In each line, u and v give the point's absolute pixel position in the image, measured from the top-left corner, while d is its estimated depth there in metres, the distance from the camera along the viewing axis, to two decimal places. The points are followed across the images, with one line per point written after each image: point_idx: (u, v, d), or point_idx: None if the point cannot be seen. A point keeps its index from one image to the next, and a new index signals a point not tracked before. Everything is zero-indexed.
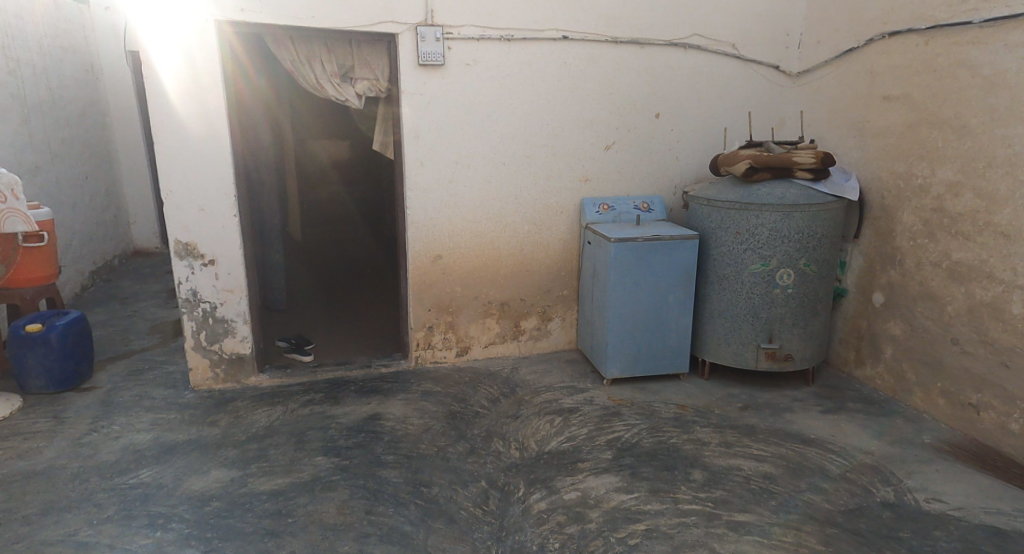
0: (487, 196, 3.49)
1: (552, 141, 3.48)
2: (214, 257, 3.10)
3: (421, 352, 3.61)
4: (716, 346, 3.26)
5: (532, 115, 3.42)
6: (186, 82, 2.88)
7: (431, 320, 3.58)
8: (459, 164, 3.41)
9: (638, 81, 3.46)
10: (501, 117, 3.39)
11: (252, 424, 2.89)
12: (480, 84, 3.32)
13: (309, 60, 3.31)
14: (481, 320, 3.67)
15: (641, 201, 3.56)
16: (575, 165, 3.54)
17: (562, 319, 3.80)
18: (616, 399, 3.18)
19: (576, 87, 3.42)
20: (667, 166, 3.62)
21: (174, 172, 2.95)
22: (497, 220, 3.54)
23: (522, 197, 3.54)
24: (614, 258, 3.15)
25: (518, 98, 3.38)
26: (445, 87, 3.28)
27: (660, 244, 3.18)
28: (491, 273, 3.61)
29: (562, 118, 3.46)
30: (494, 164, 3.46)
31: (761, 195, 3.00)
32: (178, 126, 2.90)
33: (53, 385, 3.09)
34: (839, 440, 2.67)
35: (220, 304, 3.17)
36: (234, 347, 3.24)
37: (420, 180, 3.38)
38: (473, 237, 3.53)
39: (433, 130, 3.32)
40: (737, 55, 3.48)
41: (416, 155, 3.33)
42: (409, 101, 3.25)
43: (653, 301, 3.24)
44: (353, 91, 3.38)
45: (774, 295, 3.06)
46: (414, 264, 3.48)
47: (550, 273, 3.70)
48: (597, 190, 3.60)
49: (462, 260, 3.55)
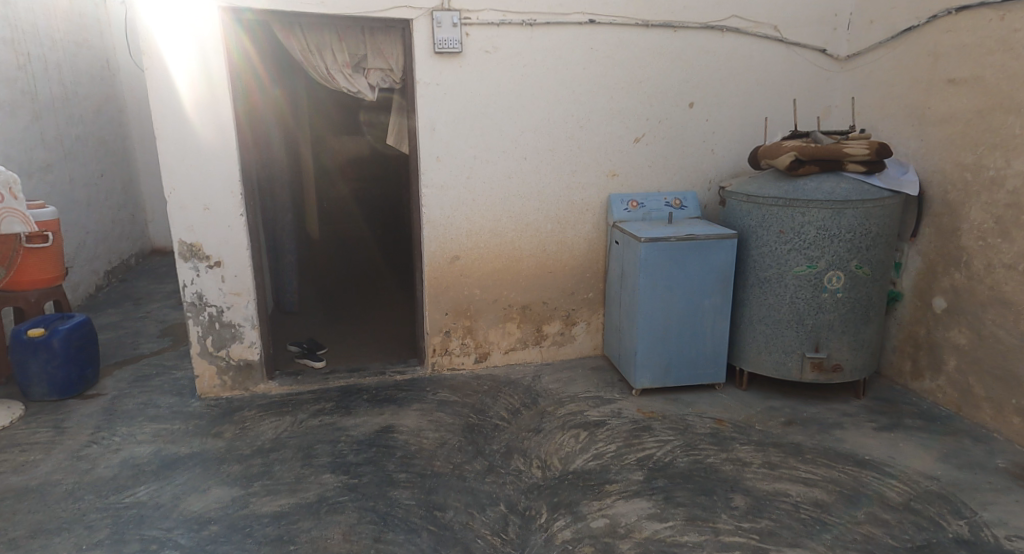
0: (508, 193, 3.28)
1: (577, 133, 3.25)
2: (220, 259, 2.95)
3: (438, 359, 3.42)
4: (756, 355, 2.99)
5: (556, 106, 3.20)
6: (188, 73, 2.72)
7: (448, 325, 3.39)
8: (477, 159, 3.20)
9: (671, 68, 3.20)
10: (522, 108, 3.17)
11: (258, 436, 2.73)
12: (500, 73, 3.10)
13: (319, 49, 3.12)
14: (501, 325, 3.46)
15: (673, 197, 3.32)
16: (601, 160, 3.31)
17: (587, 324, 3.58)
18: (646, 411, 2.94)
19: (603, 75, 3.18)
20: (701, 160, 3.36)
21: (177, 169, 2.80)
22: (518, 219, 3.33)
23: (545, 194, 3.32)
24: (644, 259, 2.92)
25: (541, 88, 3.16)
26: (463, 76, 3.07)
27: (695, 244, 2.93)
28: (512, 274, 3.40)
29: (588, 108, 3.22)
30: (515, 159, 3.24)
31: (808, 190, 2.73)
32: (180, 121, 2.75)
33: (56, 392, 2.96)
34: (900, 462, 2.40)
35: (227, 308, 3.01)
36: (242, 353, 3.09)
37: (436, 177, 3.18)
38: (492, 237, 3.32)
39: (450, 123, 3.12)
40: (780, 38, 3.20)
41: (432, 149, 3.13)
42: (425, 92, 3.05)
43: (687, 305, 3.00)
44: (366, 82, 3.21)
45: (822, 300, 2.79)
46: (430, 265, 3.28)
47: (575, 275, 3.48)
48: (625, 185, 3.36)
49: (481, 261, 3.34)
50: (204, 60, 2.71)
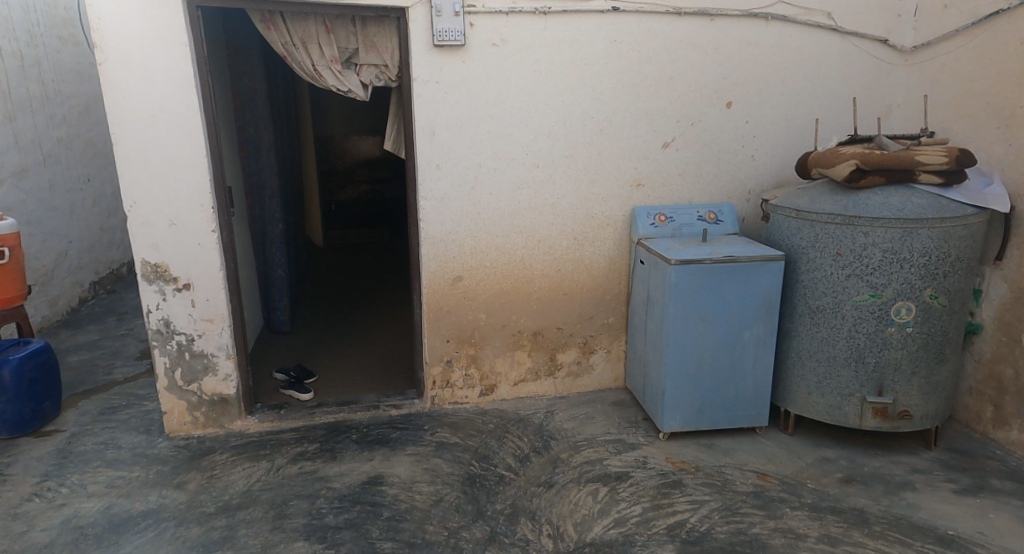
0: (517, 205, 2.89)
1: (597, 137, 2.85)
2: (189, 280, 2.59)
3: (438, 391, 3.05)
4: (805, 397, 2.56)
5: (573, 107, 2.80)
6: (147, 70, 2.35)
7: (450, 354, 3.01)
8: (483, 168, 2.81)
9: (706, 62, 2.79)
10: (534, 109, 2.78)
11: (227, 488, 2.37)
12: (509, 70, 2.72)
13: (305, 43, 2.76)
14: (509, 353, 3.08)
15: (706, 210, 2.91)
16: (624, 168, 2.90)
17: (607, 352, 3.18)
18: (675, 461, 2.53)
19: (628, 70, 2.77)
20: (739, 168, 2.95)
21: (139, 180, 2.45)
22: (529, 235, 2.94)
23: (559, 208, 2.92)
24: (674, 284, 2.51)
25: (556, 86, 2.76)
26: (466, 73, 2.69)
27: (735, 267, 2.51)
28: (522, 297, 3.01)
29: (610, 109, 2.82)
30: (525, 167, 2.85)
31: (873, 206, 2.29)
32: (140, 124, 2.40)
33: (7, 430, 2.64)
34: (993, 541, 1.96)
35: (198, 336, 2.66)
36: (216, 387, 2.73)
37: (436, 188, 2.80)
38: (499, 255, 2.94)
39: (451, 127, 2.74)
40: (834, 27, 2.77)
41: (430, 156, 2.75)
42: (422, 91, 2.67)
43: (724, 338, 2.58)
44: (357, 79, 2.84)
45: (887, 334, 2.35)
46: (429, 286, 2.91)
47: (593, 298, 3.08)
48: (652, 196, 2.95)
49: (487, 282, 2.96)
50: (167, 53, 2.35)
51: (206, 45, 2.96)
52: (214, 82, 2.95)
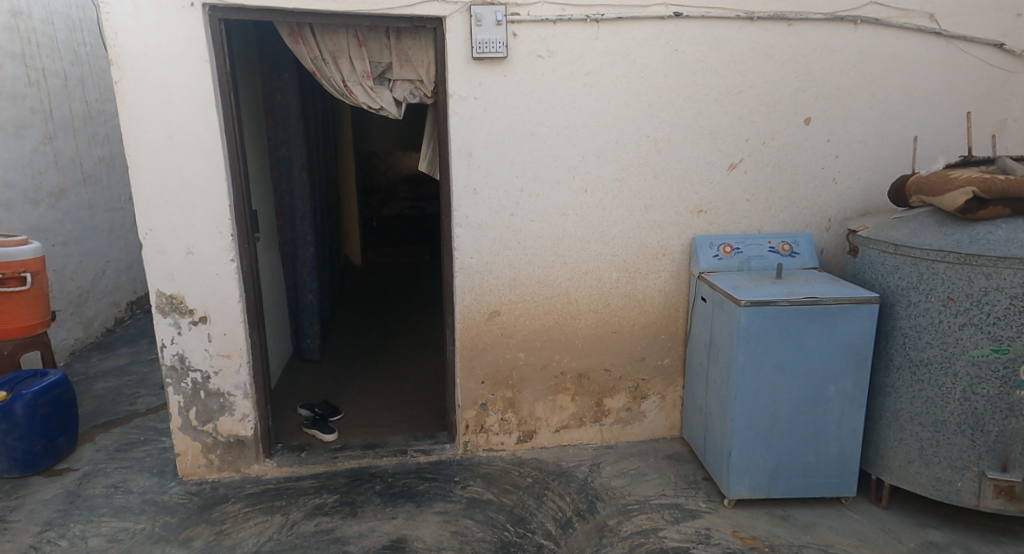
0: (563, 233, 2.60)
1: (654, 158, 2.54)
2: (205, 313, 2.40)
3: (471, 437, 2.76)
4: (904, 466, 2.15)
5: (626, 124, 2.50)
6: (165, 88, 2.18)
7: (485, 397, 2.73)
8: (525, 192, 2.54)
9: (781, 73, 2.45)
10: (582, 128, 2.49)
11: (235, 547, 2.14)
12: (555, 83, 2.44)
13: (335, 57, 2.56)
14: (551, 397, 2.77)
15: (779, 240, 2.56)
16: (684, 192, 2.58)
17: (661, 398, 2.83)
18: (744, 537, 2.16)
19: (691, 82, 2.46)
20: (818, 192, 2.58)
21: (155, 206, 2.27)
22: (575, 266, 2.64)
23: (609, 236, 2.62)
24: (744, 328, 2.16)
25: (608, 102, 2.47)
26: (508, 88, 2.42)
27: (818, 310, 2.14)
28: (566, 335, 2.71)
29: (670, 127, 2.50)
30: (572, 192, 2.56)
31: (995, 243, 1.90)
32: (157, 147, 2.22)
33: (18, 468, 2.50)
34: None
35: (214, 373, 2.46)
36: (232, 428, 2.53)
37: (473, 214, 2.53)
38: (541, 288, 2.64)
39: (491, 147, 2.47)
40: (936, 31, 2.43)
41: (467, 180, 2.49)
42: (460, 108, 2.42)
43: (803, 392, 2.21)
44: (390, 96, 2.63)
45: (1014, 399, 1.94)
46: (463, 322, 2.64)
47: (645, 337, 2.75)
48: (714, 224, 2.61)
49: (527, 318, 2.67)
50: (187, 70, 2.18)
51: (235, 61, 2.81)
52: (242, 100, 2.79)
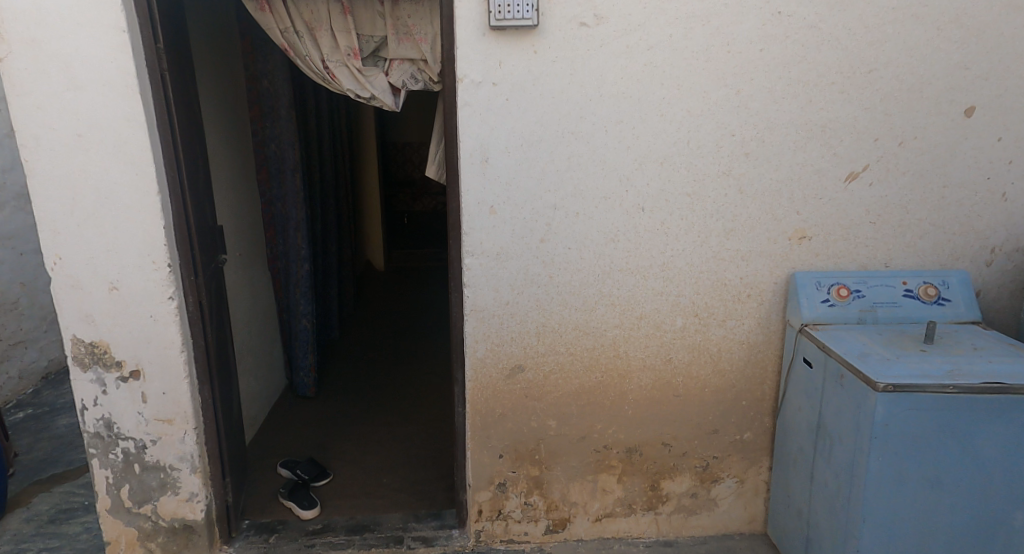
0: (612, 264, 1.93)
1: (740, 166, 1.84)
2: (138, 367, 1.84)
3: (486, 525, 2.14)
4: None
5: (703, 118, 1.80)
6: (70, 69, 1.60)
7: (504, 474, 2.11)
8: (561, 210, 1.88)
9: (932, 44, 1.71)
10: (642, 124, 1.81)
11: None
12: (605, 62, 1.76)
13: (313, 30, 1.96)
14: (590, 478, 2.12)
15: (919, 282, 1.84)
16: (779, 211, 1.88)
17: (738, 482, 2.13)
18: None
19: (800, 59, 1.74)
20: (977, 211, 1.83)
21: (63, 229, 1.71)
22: (628, 308, 1.97)
23: (673, 269, 1.94)
24: (881, 422, 1.45)
25: (679, 87, 1.78)
26: (538, 69, 1.76)
27: (1002, 402, 1.41)
28: (612, 399, 2.06)
29: (765, 122, 1.80)
30: (624, 211, 1.89)
31: None
32: (63, 149, 1.65)
33: None
34: None
35: (152, 442, 1.90)
36: (177, 510, 1.96)
37: (490, 238, 1.89)
38: (580, 337, 2.00)
39: (514, 150, 1.82)
40: None
41: (482, 194, 1.85)
42: (473, 95, 1.77)
43: (967, 515, 1.49)
44: (385, 81, 1.99)
45: None
46: (476, 380, 2.02)
47: (718, 403, 2.06)
48: (823, 254, 1.89)
49: (561, 376, 2.03)
50: (98, 45, 1.59)
51: (194, 39, 2.23)
52: (200, 88, 2.23)
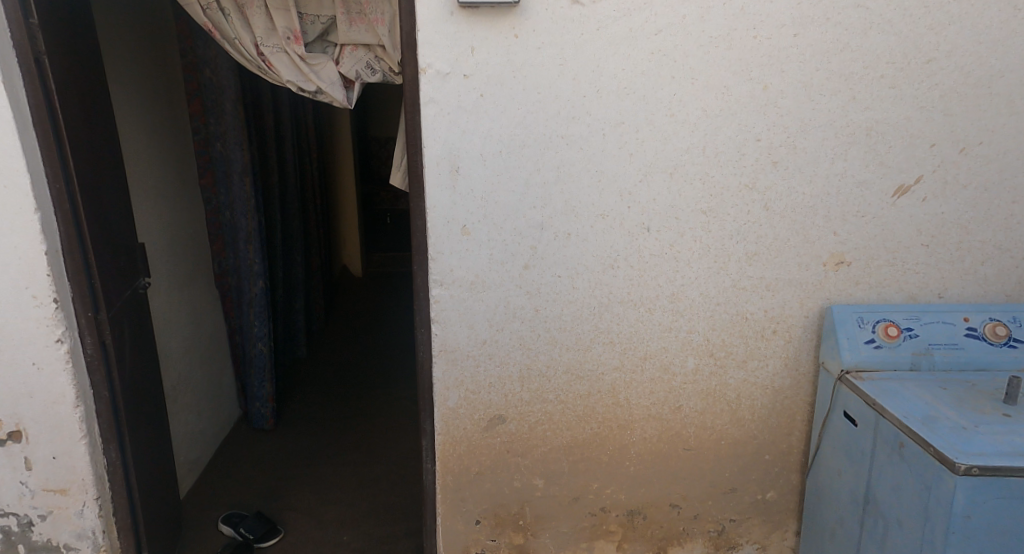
0: (611, 295, 1.60)
1: (766, 177, 1.51)
2: (19, 428, 1.49)
3: None
4: None
5: (723, 118, 1.47)
6: None
7: (482, 542, 1.77)
8: (550, 230, 1.53)
9: (1003, 29, 1.39)
10: (647, 126, 1.47)
11: None
12: (603, 49, 1.42)
13: (245, 7, 1.60)
14: (584, 546, 1.79)
15: (982, 319, 1.52)
16: (813, 231, 1.55)
17: (759, 549, 1.80)
18: None
19: (842, 47, 1.41)
20: None
21: None
22: (630, 346, 1.64)
23: (684, 300, 1.61)
24: (960, 514, 1.12)
25: (693, 80, 1.44)
26: (519, 58, 1.41)
27: None
28: (611, 453, 1.73)
29: (797, 124, 1.47)
30: (626, 231, 1.55)
31: None
32: None
33: None
34: None
35: (42, 517, 1.55)
36: None
37: (462, 265, 1.54)
38: (572, 383, 1.67)
39: (491, 158, 1.47)
40: None
41: (452, 211, 1.50)
42: (438, 90, 1.42)
43: None
44: (335, 71, 1.62)
45: None
46: (447, 433, 1.68)
47: (736, 458, 1.73)
48: (863, 283, 1.57)
49: (549, 428, 1.70)
50: None
51: (98, 20, 1.85)
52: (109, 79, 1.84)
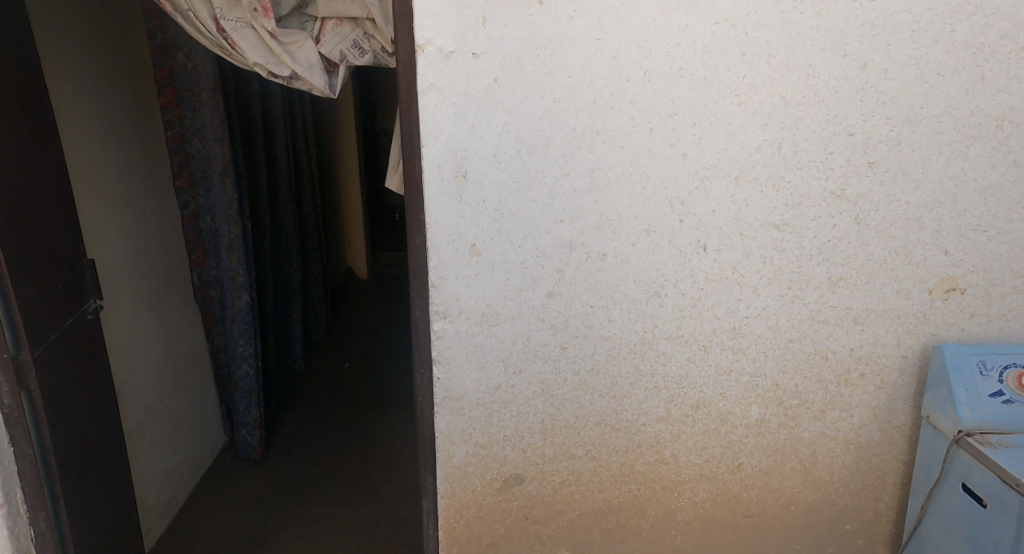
0: (656, 328, 1.27)
1: (859, 182, 1.18)
2: None
3: None
4: None
5: (806, 108, 1.14)
6: None
7: None
8: (580, 249, 1.21)
9: None
10: (707, 117, 1.14)
11: None
12: (652, 18, 1.09)
13: None
14: None
15: None
16: (917, 250, 1.21)
17: None
18: None
19: (967, 13, 1.08)
20: None
21: None
22: (680, 392, 1.32)
23: (748, 336, 1.28)
24: None
25: (768, 58, 1.11)
26: (544, 30, 1.09)
27: None
28: (653, 520, 1.41)
29: (903, 114, 1.14)
30: (676, 251, 1.22)
31: None
32: None
33: None
34: None
35: None
36: None
37: (471, 293, 1.23)
38: (606, 436, 1.34)
39: (507, 160, 1.15)
40: None
41: (459, 226, 1.18)
42: (440, 74, 1.10)
43: None
44: (314, 51, 1.31)
45: None
46: (453, 497, 1.37)
47: (807, 528, 1.41)
48: (978, 316, 1.24)
49: (576, 490, 1.38)
50: None
51: None
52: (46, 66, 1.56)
